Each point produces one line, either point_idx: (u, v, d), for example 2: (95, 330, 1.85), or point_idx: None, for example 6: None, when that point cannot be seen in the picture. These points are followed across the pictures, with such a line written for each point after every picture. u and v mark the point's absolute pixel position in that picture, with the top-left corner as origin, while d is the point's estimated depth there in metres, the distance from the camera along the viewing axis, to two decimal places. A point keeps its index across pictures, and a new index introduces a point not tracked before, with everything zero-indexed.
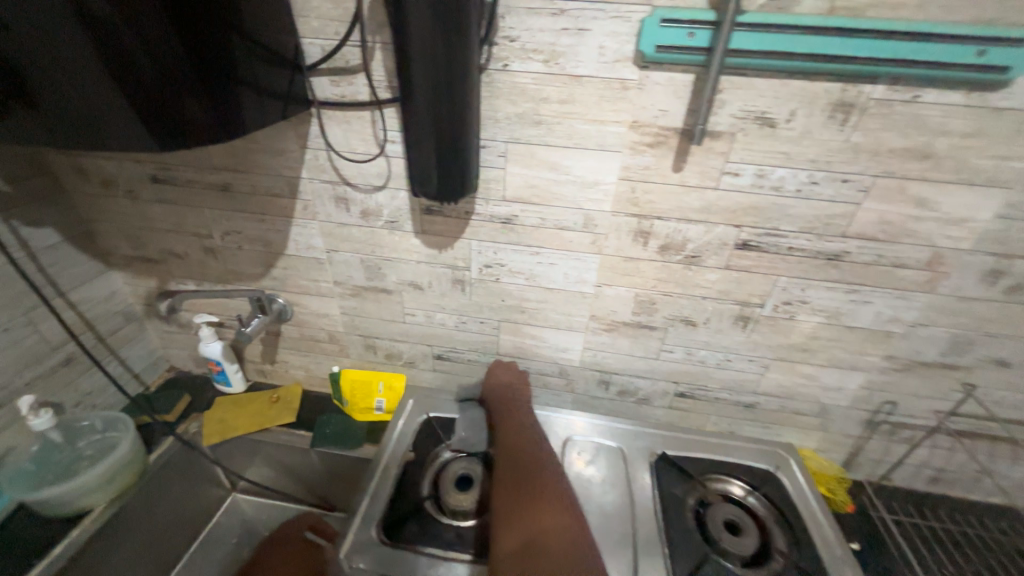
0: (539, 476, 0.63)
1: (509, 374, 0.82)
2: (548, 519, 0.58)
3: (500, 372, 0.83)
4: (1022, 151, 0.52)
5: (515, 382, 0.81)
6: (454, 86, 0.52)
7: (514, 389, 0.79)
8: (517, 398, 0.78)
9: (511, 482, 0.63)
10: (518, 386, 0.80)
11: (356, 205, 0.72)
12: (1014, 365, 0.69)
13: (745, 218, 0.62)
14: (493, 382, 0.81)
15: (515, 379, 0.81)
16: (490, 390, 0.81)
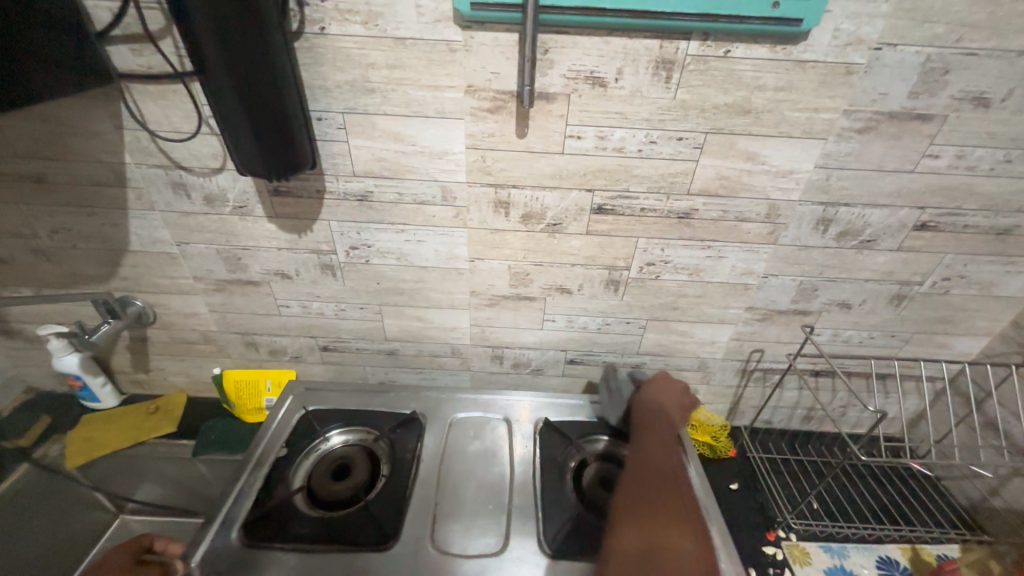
0: (676, 492, 0.60)
1: (676, 387, 0.75)
2: (674, 540, 0.54)
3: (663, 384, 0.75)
4: (827, 102, 0.55)
5: (677, 398, 0.73)
6: (252, 51, 0.47)
7: (670, 400, 0.73)
8: (671, 410, 0.71)
9: (653, 495, 0.59)
10: (679, 404, 0.73)
11: (196, 190, 0.66)
12: (854, 306, 0.75)
13: (595, 181, 0.63)
14: (655, 389, 0.74)
15: (680, 398, 0.74)
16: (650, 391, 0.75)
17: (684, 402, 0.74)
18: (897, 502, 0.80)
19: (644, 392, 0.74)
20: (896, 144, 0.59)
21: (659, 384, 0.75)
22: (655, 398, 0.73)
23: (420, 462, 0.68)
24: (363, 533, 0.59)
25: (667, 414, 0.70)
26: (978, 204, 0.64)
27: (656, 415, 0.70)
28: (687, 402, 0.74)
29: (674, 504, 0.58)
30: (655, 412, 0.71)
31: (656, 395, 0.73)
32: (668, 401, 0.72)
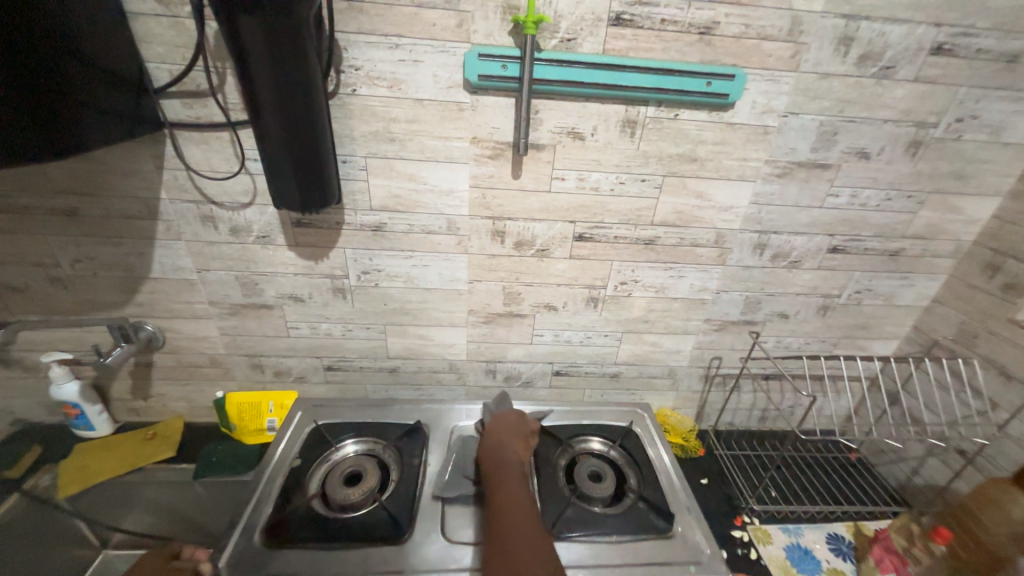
0: (531, 542, 0.54)
1: (512, 420, 0.80)
2: None
3: (501, 422, 0.79)
4: (753, 154, 0.72)
5: (515, 428, 0.78)
6: (300, 109, 0.57)
7: (511, 433, 0.76)
8: (511, 441, 0.74)
9: (510, 556, 0.52)
10: (519, 443, 0.74)
11: (224, 222, 0.74)
12: (790, 317, 0.91)
13: (577, 215, 0.76)
14: (493, 437, 0.75)
15: (519, 437, 0.76)
16: (492, 442, 0.74)
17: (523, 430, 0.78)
18: (840, 486, 0.93)
19: (485, 436, 0.76)
20: (807, 186, 0.76)
21: (496, 425, 0.78)
22: (498, 446, 0.73)
23: (426, 466, 0.74)
24: (378, 530, 0.64)
25: (510, 446, 0.73)
26: (873, 231, 0.81)
27: (500, 451, 0.72)
28: (524, 428, 0.79)
29: (537, 544, 0.54)
30: (497, 453, 0.71)
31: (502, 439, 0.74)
32: (509, 432, 0.76)
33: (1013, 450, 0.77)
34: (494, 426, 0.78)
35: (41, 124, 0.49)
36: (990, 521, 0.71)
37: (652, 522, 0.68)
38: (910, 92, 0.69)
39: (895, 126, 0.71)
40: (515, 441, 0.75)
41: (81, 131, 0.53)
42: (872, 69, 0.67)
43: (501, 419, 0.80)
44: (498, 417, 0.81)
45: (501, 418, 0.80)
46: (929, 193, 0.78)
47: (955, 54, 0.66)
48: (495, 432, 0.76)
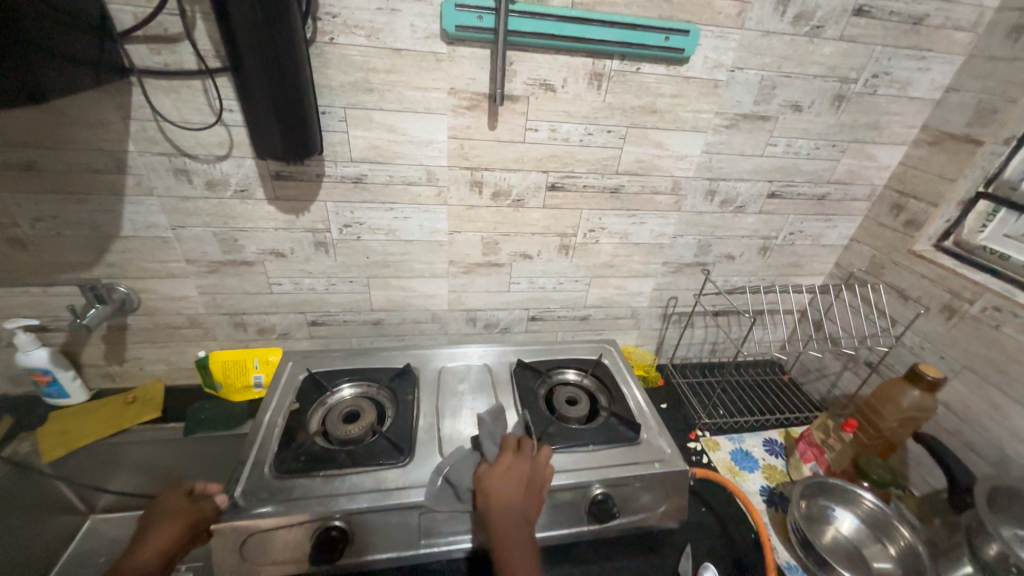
0: None
1: (526, 470, 0.65)
2: None
3: (511, 468, 0.64)
4: (706, 107, 0.80)
5: (530, 484, 0.64)
6: (283, 55, 0.58)
7: (523, 495, 0.63)
8: (521, 495, 0.62)
9: None
10: (530, 495, 0.63)
11: (199, 176, 0.73)
12: (735, 258, 1.03)
13: (549, 165, 0.82)
14: (500, 488, 0.62)
15: (529, 486, 0.64)
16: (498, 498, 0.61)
17: (537, 478, 0.65)
18: (774, 401, 1.09)
19: (494, 492, 0.62)
20: (750, 137, 0.85)
21: (505, 478, 0.63)
22: (506, 506, 0.61)
23: (419, 402, 0.81)
24: (380, 456, 0.70)
25: (524, 521, 0.61)
26: (805, 178, 0.93)
27: (512, 528, 0.60)
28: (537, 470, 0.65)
29: None
30: (506, 519, 0.60)
31: (511, 494, 0.62)
32: (523, 493, 0.63)
33: (906, 357, 0.94)
34: (503, 479, 0.63)
35: (14, 69, 0.47)
36: (890, 417, 0.86)
37: (622, 431, 0.78)
38: (836, 50, 0.78)
39: (823, 81, 0.81)
40: (529, 505, 0.62)
41: (51, 75, 0.51)
42: (805, 28, 0.75)
43: (511, 466, 0.65)
44: (507, 460, 0.65)
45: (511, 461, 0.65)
46: (849, 142, 0.90)
47: (872, 16, 0.76)
48: (502, 481, 0.63)
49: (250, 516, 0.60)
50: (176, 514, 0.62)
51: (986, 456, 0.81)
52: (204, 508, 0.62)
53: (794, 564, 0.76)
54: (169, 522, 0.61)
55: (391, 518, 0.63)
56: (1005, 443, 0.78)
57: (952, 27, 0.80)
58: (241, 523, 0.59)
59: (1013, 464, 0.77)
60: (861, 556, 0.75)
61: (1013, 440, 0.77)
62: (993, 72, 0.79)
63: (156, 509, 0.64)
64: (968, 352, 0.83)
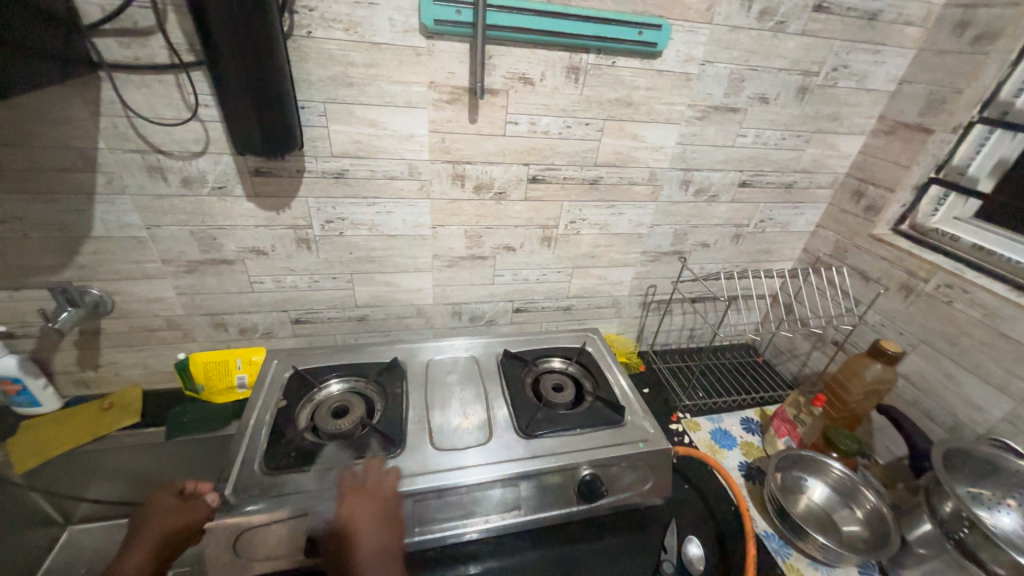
0: None
1: (374, 504, 0.63)
2: None
3: (363, 504, 0.62)
4: (679, 99, 0.82)
5: (381, 516, 0.62)
6: (262, 49, 0.58)
7: (375, 530, 0.61)
8: (365, 537, 0.60)
9: None
10: (381, 528, 0.61)
11: (174, 173, 0.72)
12: (710, 245, 1.07)
13: (529, 157, 0.83)
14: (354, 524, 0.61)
15: (377, 518, 0.62)
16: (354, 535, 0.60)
17: (385, 508, 0.63)
18: (749, 382, 1.14)
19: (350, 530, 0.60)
20: (721, 128, 0.89)
21: (356, 519, 0.61)
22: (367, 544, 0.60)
23: (408, 395, 0.82)
24: (372, 448, 0.71)
25: (386, 556, 0.60)
26: (773, 167, 0.97)
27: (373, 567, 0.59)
28: (385, 501, 0.64)
29: None
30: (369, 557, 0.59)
31: (369, 530, 0.61)
32: (379, 528, 0.61)
33: (869, 334, 1.00)
34: (354, 522, 0.60)
35: None
36: (855, 391, 0.91)
37: (607, 415, 0.81)
38: (799, 44, 0.82)
39: (788, 74, 0.85)
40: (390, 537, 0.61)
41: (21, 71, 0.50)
42: (769, 24, 0.79)
43: (358, 505, 0.62)
44: (350, 502, 0.62)
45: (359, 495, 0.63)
46: (813, 133, 0.95)
47: (831, 12, 0.80)
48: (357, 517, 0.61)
49: (243, 513, 0.60)
50: (168, 514, 0.61)
51: (941, 423, 0.88)
52: (196, 509, 0.61)
53: (772, 532, 0.81)
54: (162, 522, 0.61)
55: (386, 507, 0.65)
56: (957, 409, 0.85)
57: (903, 23, 0.85)
58: (234, 521, 0.59)
59: (965, 428, 0.84)
60: (832, 521, 0.81)
61: (965, 406, 0.83)
62: (941, 65, 0.85)
63: (146, 511, 0.63)
64: (924, 327, 0.89)
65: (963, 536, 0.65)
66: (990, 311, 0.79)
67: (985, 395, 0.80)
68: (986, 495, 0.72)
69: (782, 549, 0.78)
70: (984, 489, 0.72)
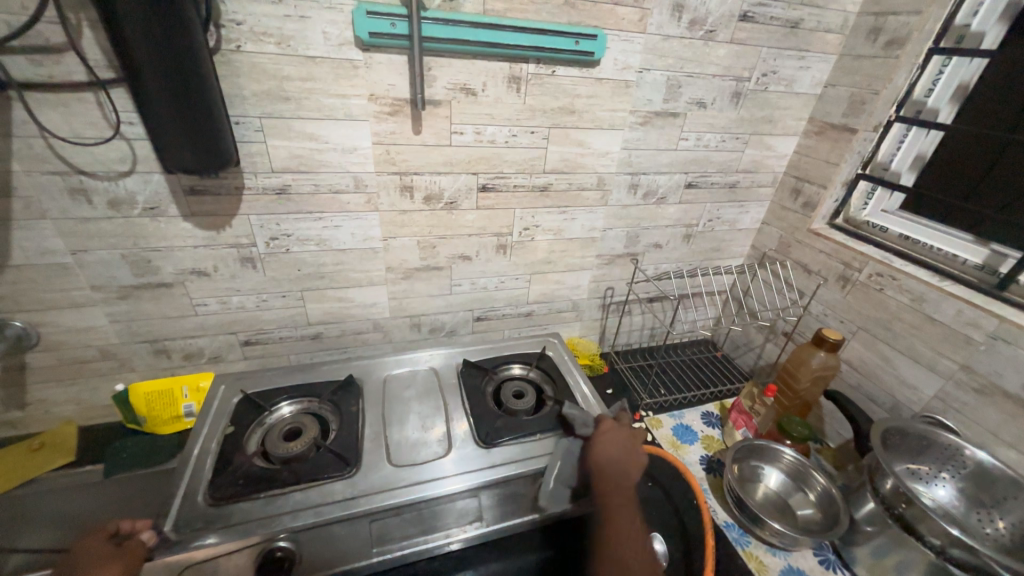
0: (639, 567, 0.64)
1: (624, 435, 0.74)
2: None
3: (611, 435, 0.73)
4: (620, 106, 0.85)
5: (628, 444, 0.73)
6: (185, 66, 0.56)
7: (629, 450, 0.72)
8: (619, 453, 0.71)
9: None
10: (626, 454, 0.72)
11: (100, 195, 0.68)
12: (662, 246, 1.10)
13: (477, 166, 0.84)
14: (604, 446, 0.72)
15: (626, 447, 0.72)
16: (604, 449, 0.72)
17: (634, 442, 0.73)
18: (708, 377, 1.18)
19: (603, 448, 0.72)
20: (664, 132, 0.92)
21: (608, 437, 0.73)
22: (610, 455, 0.71)
23: (365, 412, 0.80)
24: (325, 469, 0.68)
25: (626, 471, 0.71)
26: (716, 168, 1.02)
27: (616, 476, 0.70)
28: (635, 439, 0.74)
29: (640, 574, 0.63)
30: (610, 466, 0.71)
31: (608, 449, 0.71)
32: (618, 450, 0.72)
33: (814, 324, 1.05)
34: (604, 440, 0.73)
35: None
36: (803, 378, 0.95)
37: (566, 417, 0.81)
38: (729, 51, 0.87)
39: (721, 80, 0.89)
40: (624, 461, 0.71)
41: None
42: (699, 33, 0.83)
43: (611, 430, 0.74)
44: (607, 425, 0.75)
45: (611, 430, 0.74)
46: (750, 135, 0.99)
47: (756, 21, 0.85)
48: (605, 440, 0.73)
49: (184, 548, 0.57)
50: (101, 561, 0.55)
51: (882, 404, 0.92)
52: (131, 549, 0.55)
53: (732, 522, 0.83)
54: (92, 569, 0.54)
55: (340, 529, 0.63)
56: (895, 390, 0.90)
57: (824, 30, 0.91)
58: (173, 559, 0.55)
59: (903, 407, 0.89)
60: (788, 505, 0.84)
61: (901, 387, 0.88)
62: (859, 69, 0.91)
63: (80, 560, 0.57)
64: (861, 315, 0.94)
65: (902, 510, 0.69)
66: (917, 296, 0.84)
67: (918, 375, 0.85)
68: (923, 471, 0.78)
69: (741, 538, 0.80)
70: (921, 465, 0.78)
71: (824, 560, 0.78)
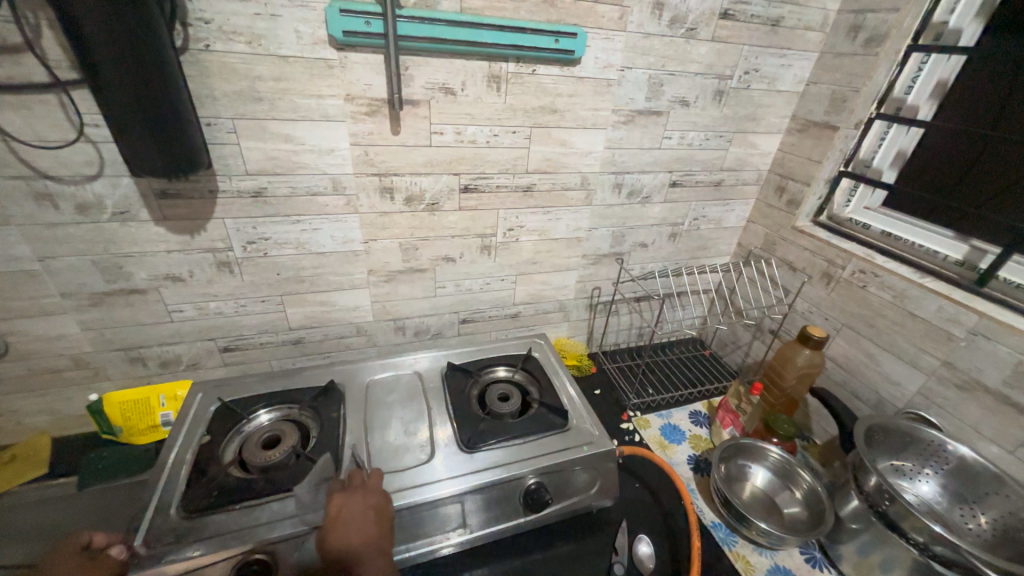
0: None
1: (360, 497, 0.62)
2: None
3: (347, 504, 0.61)
4: (602, 105, 0.84)
5: (369, 511, 0.60)
6: (150, 68, 0.54)
7: (362, 520, 0.59)
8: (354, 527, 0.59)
9: None
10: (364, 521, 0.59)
11: (66, 200, 0.66)
12: (649, 246, 1.09)
13: (459, 167, 0.82)
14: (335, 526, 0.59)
15: (363, 511, 0.60)
16: (336, 529, 0.59)
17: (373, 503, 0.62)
18: (696, 376, 1.18)
19: (335, 527, 0.59)
20: (647, 131, 0.91)
21: (338, 513, 0.60)
22: (344, 536, 0.58)
23: (345, 418, 0.78)
24: (305, 479, 0.67)
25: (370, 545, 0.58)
26: (700, 166, 1.01)
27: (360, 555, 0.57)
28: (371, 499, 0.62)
29: None
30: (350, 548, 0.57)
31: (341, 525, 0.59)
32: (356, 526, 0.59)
33: (800, 321, 1.05)
34: (337, 522, 0.59)
35: None
36: (789, 376, 0.95)
37: (551, 420, 0.80)
38: (710, 49, 0.86)
39: (704, 78, 0.89)
40: (363, 536, 0.58)
41: None
42: (680, 30, 0.82)
43: (346, 501, 0.62)
44: (336, 503, 0.61)
45: (346, 498, 0.62)
46: (734, 133, 0.99)
47: (737, 19, 0.85)
48: (337, 513, 0.60)
49: (158, 563, 0.55)
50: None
51: (867, 400, 0.93)
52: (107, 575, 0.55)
53: (719, 522, 0.83)
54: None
55: None
56: (879, 387, 0.90)
57: (804, 27, 0.91)
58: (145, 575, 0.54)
59: (887, 404, 0.89)
60: (774, 504, 0.83)
61: (885, 383, 0.89)
62: (839, 66, 0.91)
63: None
64: (845, 312, 0.95)
65: (885, 508, 0.69)
66: (899, 293, 0.84)
67: (901, 371, 0.86)
68: (907, 466, 0.79)
69: (728, 538, 0.80)
70: (905, 461, 0.79)
71: (811, 557, 0.78)
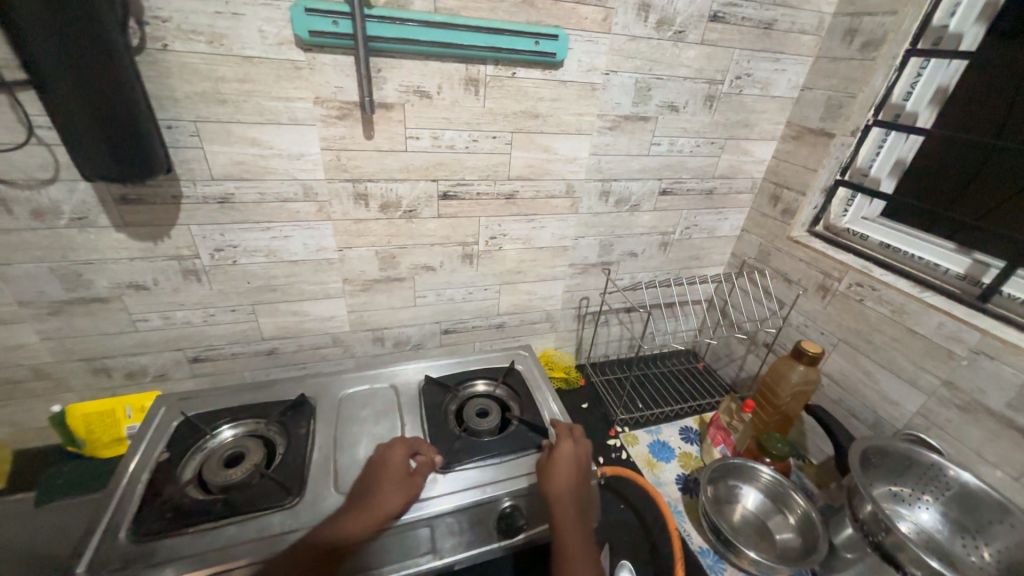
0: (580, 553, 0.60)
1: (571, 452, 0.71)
2: None
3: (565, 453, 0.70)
4: (587, 109, 0.81)
5: (574, 458, 0.70)
6: (101, 71, 0.52)
7: (568, 465, 0.69)
8: (564, 464, 0.69)
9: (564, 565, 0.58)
10: (574, 465, 0.69)
11: (21, 205, 0.63)
12: (639, 255, 1.06)
13: (437, 173, 0.79)
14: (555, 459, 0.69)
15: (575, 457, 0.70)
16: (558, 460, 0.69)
17: (578, 460, 0.70)
18: (688, 390, 1.14)
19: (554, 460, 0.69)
20: (634, 137, 0.88)
21: (562, 454, 0.70)
22: (560, 467, 0.68)
23: (314, 434, 0.75)
24: (264, 501, 0.63)
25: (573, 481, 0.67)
26: (691, 174, 0.98)
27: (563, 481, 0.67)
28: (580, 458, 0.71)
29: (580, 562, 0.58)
30: (558, 475, 0.67)
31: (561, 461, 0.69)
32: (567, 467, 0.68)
33: (795, 335, 1.01)
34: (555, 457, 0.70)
35: None
36: (784, 393, 0.91)
37: (531, 438, 0.76)
38: (700, 53, 0.83)
39: (693, 83, 0.86)
40: (567, 473, 0.68)
41: None
42: (668, 33, 0.79)
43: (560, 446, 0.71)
44: (563, 446, 0.71)
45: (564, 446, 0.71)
46: (726, 139, 0.96)
47: (727, 21, 0.82)
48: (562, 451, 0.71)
49: None
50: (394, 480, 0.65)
51: (865, 420, 0.89)
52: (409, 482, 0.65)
53: (707, 547, 0.78)
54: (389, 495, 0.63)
55: None
56: (877, 405, 0.86)
57: (798, 31, 0.88)
58: None
59: (885, 424, 0.85)
60: (766, 529, 0.79)
61: (883, 402, 0.85)
62: (835, 71, 0.88)
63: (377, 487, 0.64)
64: (841, 326, 0.91)
65: (881, 539, 0.64)
66: (898, 307, 0.80)
67: (900, 390, 0.81)
68: (905, 492, 0.75)
69: (716, 565, 0.76)
70: (904, 486, 0.75)
71: None
